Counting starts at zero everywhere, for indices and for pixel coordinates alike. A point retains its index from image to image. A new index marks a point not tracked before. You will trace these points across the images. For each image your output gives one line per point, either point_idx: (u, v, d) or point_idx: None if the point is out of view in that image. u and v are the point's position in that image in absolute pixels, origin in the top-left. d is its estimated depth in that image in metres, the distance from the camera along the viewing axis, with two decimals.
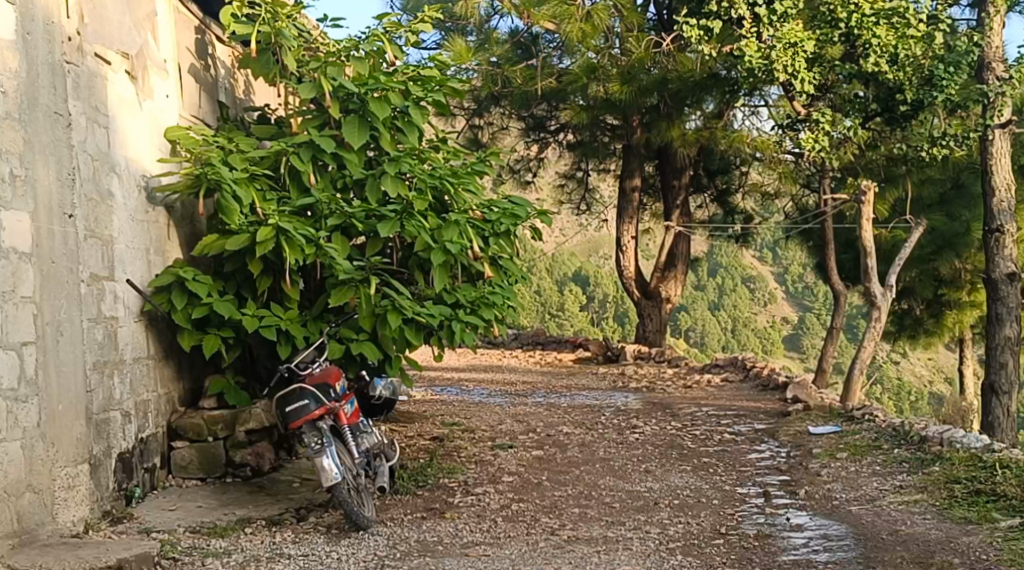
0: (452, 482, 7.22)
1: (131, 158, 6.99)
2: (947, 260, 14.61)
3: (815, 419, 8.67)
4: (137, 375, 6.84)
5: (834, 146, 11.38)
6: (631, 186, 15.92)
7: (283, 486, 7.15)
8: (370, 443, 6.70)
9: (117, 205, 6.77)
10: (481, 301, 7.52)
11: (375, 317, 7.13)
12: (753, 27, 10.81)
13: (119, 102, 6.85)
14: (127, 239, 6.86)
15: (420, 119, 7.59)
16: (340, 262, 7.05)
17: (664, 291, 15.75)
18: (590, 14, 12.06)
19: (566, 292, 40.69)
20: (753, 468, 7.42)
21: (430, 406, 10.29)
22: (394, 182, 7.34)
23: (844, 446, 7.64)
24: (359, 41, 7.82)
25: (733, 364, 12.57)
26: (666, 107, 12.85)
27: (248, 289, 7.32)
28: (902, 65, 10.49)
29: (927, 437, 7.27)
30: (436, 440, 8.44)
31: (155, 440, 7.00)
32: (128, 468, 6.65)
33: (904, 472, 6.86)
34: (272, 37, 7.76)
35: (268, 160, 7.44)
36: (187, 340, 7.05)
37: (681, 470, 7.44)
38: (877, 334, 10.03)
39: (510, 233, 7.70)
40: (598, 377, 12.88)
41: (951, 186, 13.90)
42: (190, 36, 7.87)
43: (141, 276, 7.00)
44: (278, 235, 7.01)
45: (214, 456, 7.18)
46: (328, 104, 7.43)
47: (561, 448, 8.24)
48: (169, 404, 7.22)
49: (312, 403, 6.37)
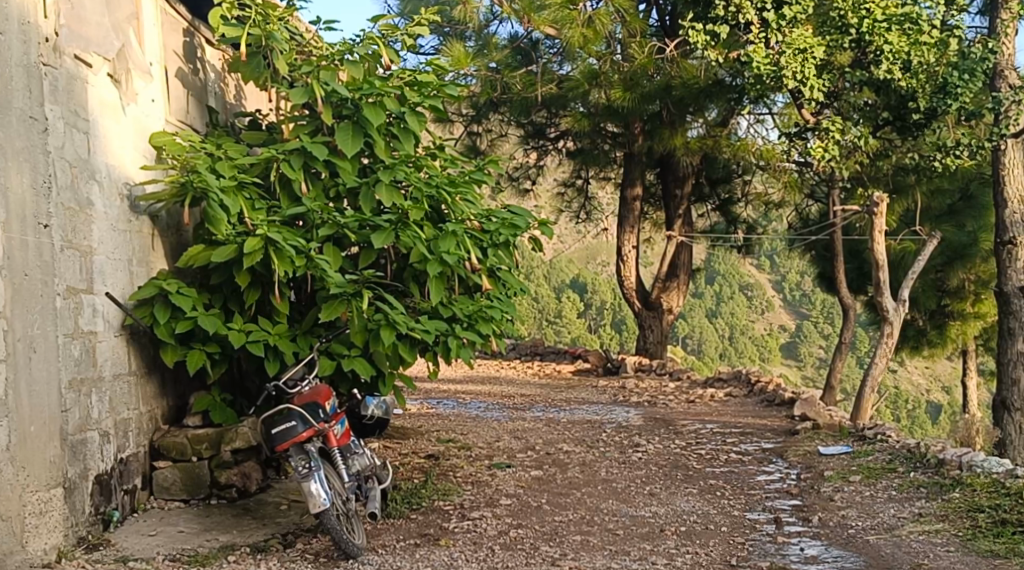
0: (447, 505, 6.90)
1: (113, 164, 6.68)
2: (953, 271, 14.30)
3: (824, 438, 8.34)
4: (117, 392, 6.52)
5: (843, 155, 11.07)
6: (632, 195, 15.56)
7: (270, 509, 6.82)
8: (362, 465, 6.37)
9: (97, 215, 6.46)
10: (479, 315, 7.18)
11: (368, 332, 6.78)
12: (762, 33, 10.49)
13: (100, 105, 6.54)
14: (108, 249, 6.55)
15: (417, 125, 7.28)
16: (332, 273, 6.74)
17: (666, 302, 15.43)
18: (591, 19, 11.78)
19: (564, 299, 40.34)
20: (762, 492, 7.10)
21: (426, 421, 9.97)
22: (389, 191, 7.03)
23: (856, 468, 7.31)
24: (353, 45, 7.52)
25: (738, 377, 12.23)
26: (669, 115, 12.51)
27: (235, 302, 6.99)
28: (915, 72, 10.26)
29: (944, 461, 6.92)
30: (431, 458, 8.11)
31: (136, 460, 6.68)
32: (107, 491, 6.34)
33: (922, 498, 6.55)
34: (263, 40, 7.48)
35: (257, 167, 7.14)
36: (170, 355, 6.74)
37: (688, 494, 7.13)
38: (888, 351, 9.72)
39: (509, 244, 7.37)
40: (598, 391, 12.56)
41: (959, 196, 13.53)
42: (177, 38, 7.57)
43: (123, 288, 6.68)
44: (266, 246, 6.71)
45: (198, 477, 6.85)
46: (320, 109, 7.13)
47: (561, 468, 7.91)
48: (152, 422, 6.91)
49: (299, 425, 6.07)
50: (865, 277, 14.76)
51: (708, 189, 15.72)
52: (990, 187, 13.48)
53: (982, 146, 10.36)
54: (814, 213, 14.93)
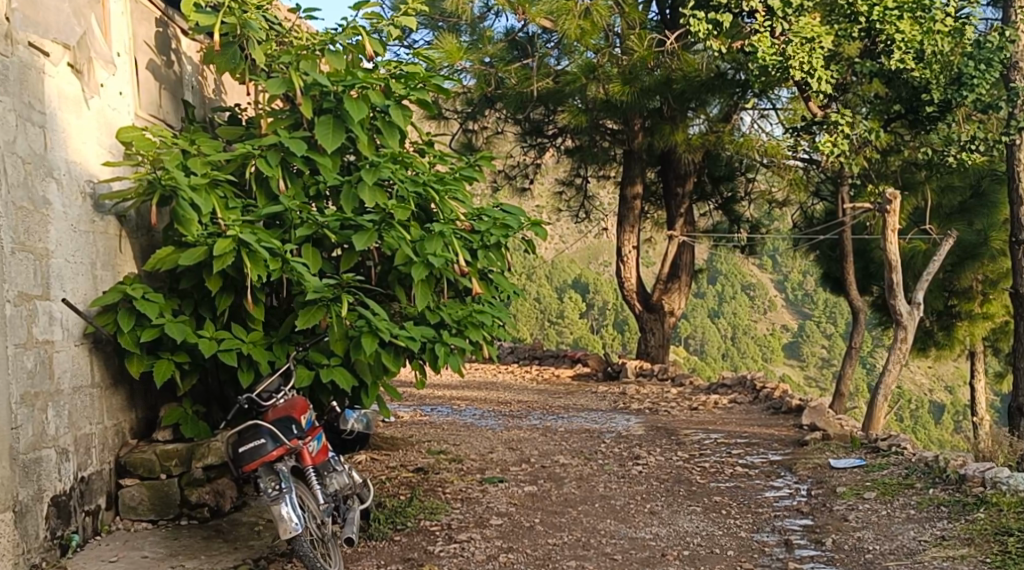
0: (434, 526, 6.43)
1: (75, 161, 6.24)
2: (963, 272, 13.82)
3: (835, 450, 7.88)
4: (77, 405, 6.10)
5: (853, 151, 10.51)
6: (632, 194, 15.06)
7: (243, 530, 6.37)
8: (341, 484, 5.98)
9: (55, 216, 6.05)
10: (469, 321, 6.70)
11: (349, 340, 6.33)
12: (766, 22, 10.03)
13: (58, 97, 6.12)
14: (68, 252, 6.12)
15: (402, 120, 6.78)
16: (309, 276, 6.26)
17: (667, 304, 14.96)
18: (588, 11, 11.33)
19: (565, 299, 39.81)
20: (770, 510, 6.64)
21: (416, 430, 9.50)
22: (372, 191, 6.57)
23: (871, 484, 6.84)
24: (336, 34, 7.06)
25: (742, 384, 11.75)
26: (670, 110, 11.96)
27: (207, 308, 6.53)
28: (928, 61, 9.75)
29: (965, 477, 6.45)
30: (419, 472, 7.66)
31: (99, 479, 6.24)
32: (65, 513, 5.93)
33: (943, 519, 6.09)
34: (238, 28, 7.00)
35: (232, 164, 6.67)
36: (136, 366, 6.28)
37: (691, 512, 6.67)
38: (901, 357, 9.22)
39: (501, 245, 6.89)
40: (598, 397, 12.10)
41: (972, 194, 12.91)
42: (149, 29, 7.06)
43: (85, 294, 6.24)
44: (238, 248, 6.25)
45: (167, 496, 6.40)
46: (299, 102, 6.65)
47: (556, 483, 7.45)
48: (119, 437, 6.46)
49: (269, 443, 5.63)
50: (871, 278, 14.30)
51: (710, 188, 15.19)
52: (1003, 184, 12.97)
53: (997, 142, 9.92)
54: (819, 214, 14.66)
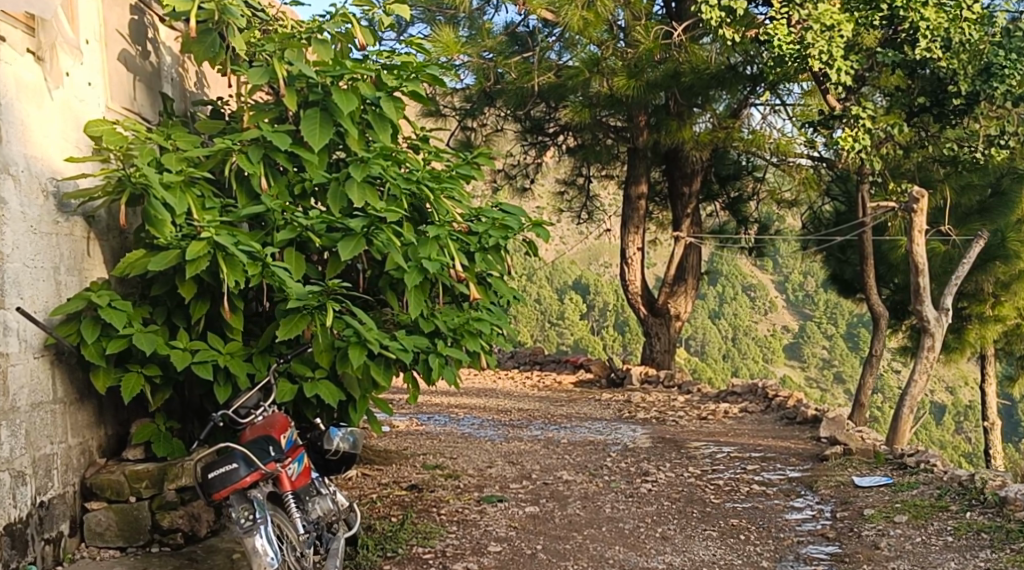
0: (427, 553, 5.92)
1: (35, 156, 5.73)
2: (980, 275, 13.31)
3: (858, 466, 7.35)
4: (36, 424, 5.60)
5: (874, 147, 9.90)
6: (637, 193, 14.42)
7: (219, 558, 5.86)
8: (324, 510, 5.50)
9: (10, 216, 5.55)
10: (465, 330, 6.18)
11: (334, 351, 5.79)
12: (783, 10, 9.50)
13: (15, 86, 5.60)
14: (26, 256, 5.63)
15: (394, 113, 6.24)
16: (291, 283, 5.74)
17: (673, 308, 14.39)
18: (592, 2, 10.81)
19: (566, 299, 39.33)
20: (791, 535, 6.14)
21: (412, 442, 8.98)
22: (361, 189, 6.04)
23: (901, 506, 6.32)
24: (324, 22, 6.50)
25: (753, 391, 11.24)
26: (676, 105, 11.38)
27: (181, 317, 5.98)
28: (956, 51, 9.24)
29: (1006, 499, 5.96)
30: (413, 490, 7.13)
31: (61, 503, 5.75)
32: (20, 542, 5.47)
33: (986, 548, 5.65)
34: (217, 15, 6.42)
35: (211, 160, 6.14)
36: (101, 380, 5.76)
37: (706, 537, 6.17)
38: (929, 368, 8.69)
39: (500, 247, 6.36)
40: (602, 405, 11.54)
41: (991, 193, 12.41)
42: (124, 14, 6.48)
43: (46, 303, 5.73)
44: (213, 251, 5.71)
45: (137, 521, 5.88)
46: (283, 95, 6.13)
47: (560, 503, 6.92)
48: (85, 456, 5.94)
49: (241, 468, 5.11)
50: (883, 280, 13.79)
51: (717, 187, 14.65)
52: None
53: None
54: (829, 214, 14.18)
